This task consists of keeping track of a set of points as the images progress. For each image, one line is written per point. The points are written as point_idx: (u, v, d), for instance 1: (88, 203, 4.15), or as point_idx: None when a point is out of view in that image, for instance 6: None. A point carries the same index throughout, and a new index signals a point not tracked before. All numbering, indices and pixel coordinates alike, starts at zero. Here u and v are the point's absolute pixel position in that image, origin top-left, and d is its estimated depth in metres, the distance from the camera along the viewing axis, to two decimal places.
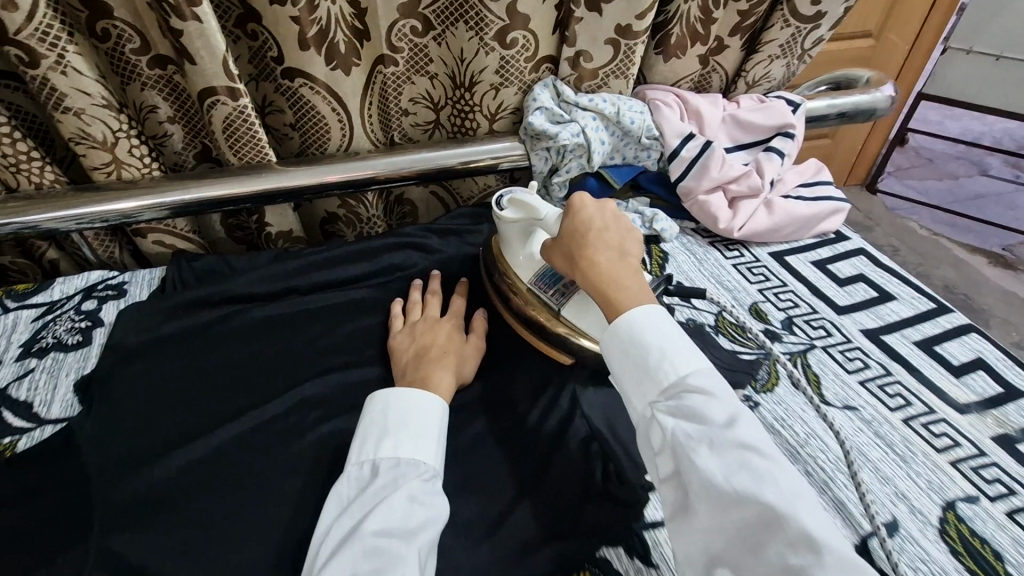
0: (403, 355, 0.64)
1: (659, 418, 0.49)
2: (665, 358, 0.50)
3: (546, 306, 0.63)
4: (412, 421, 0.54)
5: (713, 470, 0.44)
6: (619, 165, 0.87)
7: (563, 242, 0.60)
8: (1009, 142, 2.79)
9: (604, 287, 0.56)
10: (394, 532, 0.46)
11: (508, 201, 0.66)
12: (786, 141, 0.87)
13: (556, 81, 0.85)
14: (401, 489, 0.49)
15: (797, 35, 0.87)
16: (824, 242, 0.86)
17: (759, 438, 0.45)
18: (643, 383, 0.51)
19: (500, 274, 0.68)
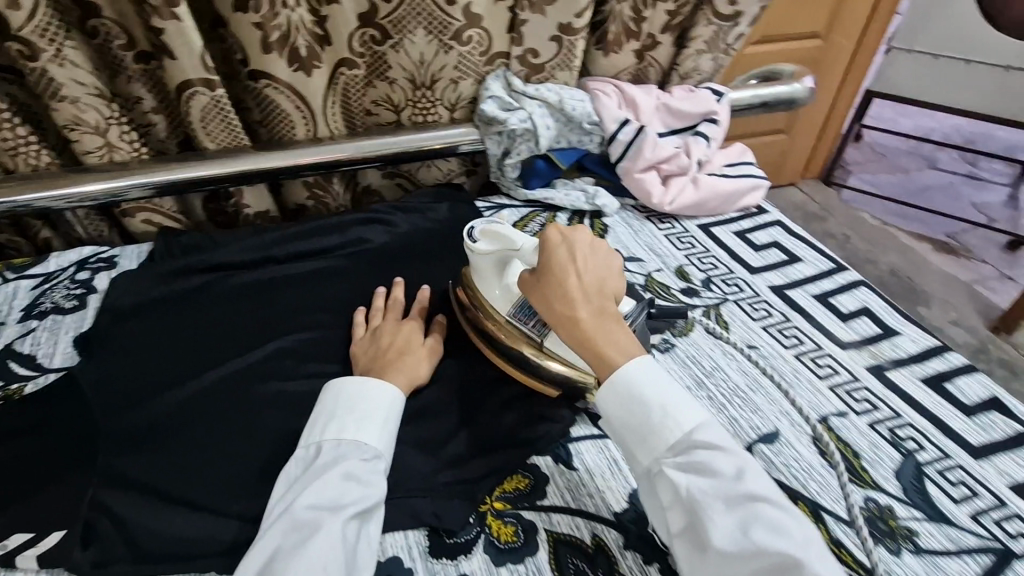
0: (363, 355, 0.66)
1: (668, 475, 0.51)
2: (667, 413, 0.52)
3: (528, 338, 0.64)
4: (362, 405, 0.57)
5: (729, 524, 0.47)
6: (564, 148, 0.98)
7: (545, 292, 0.59)
8: (957, 138, 2.97)
9: (596, 340, 0.56)
10: (325, 506, 0.50)
11: (483, 233, 0.66)
12: (711, 126, 0.98)
13: (507, 73, 0.95)
14: (338, 468, 0.53)
15: (720, 32, 1.00)
16: (746, 215, 0.98)
17: (764, 488, 0.48)
18: (648, 440, 0.53)
19: (472, 299, 0.68)
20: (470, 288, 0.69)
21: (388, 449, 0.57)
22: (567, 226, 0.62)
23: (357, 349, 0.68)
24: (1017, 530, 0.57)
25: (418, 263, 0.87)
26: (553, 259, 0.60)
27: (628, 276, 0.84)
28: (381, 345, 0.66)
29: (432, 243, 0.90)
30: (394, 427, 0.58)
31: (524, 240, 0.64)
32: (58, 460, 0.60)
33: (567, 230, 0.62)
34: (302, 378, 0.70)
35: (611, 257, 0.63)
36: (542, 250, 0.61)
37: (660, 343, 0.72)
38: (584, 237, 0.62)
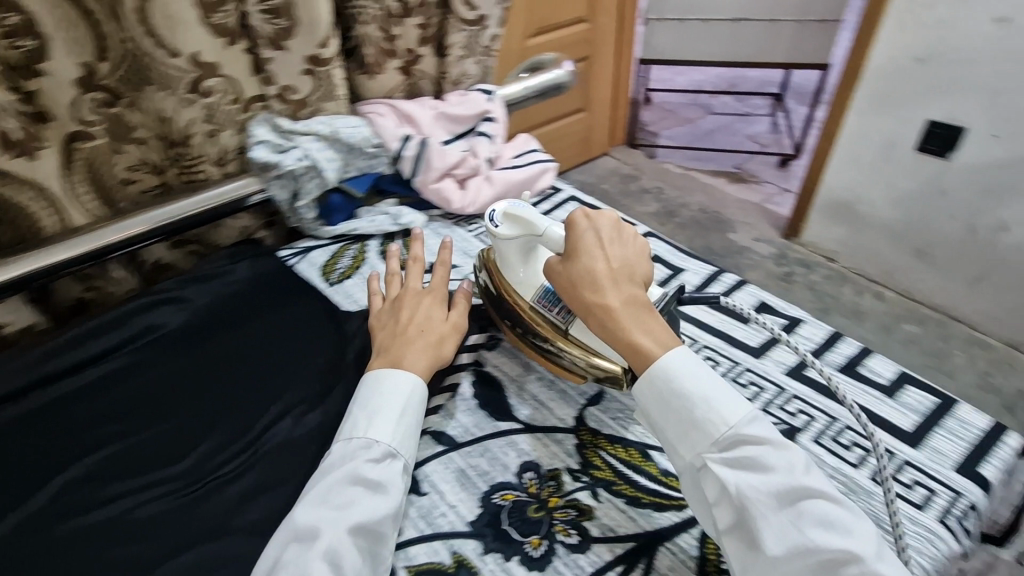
0: (383, 332, 0.68)
1: (715, 470, 0.50)
2: (712, 406, 0.51)
3: (552, 324, 0.66)
4: (380, 404, 0.58)
5: (784, 523, 0.46)
6: (355, 176, 0.97)
7: (570, 281, 0.59)
8: (723, 85, 3.45)
9: (628, 328, 0.55)
10: (331, 510, 0.51)
11: (505, 218, 0.69)
12: (490, 124, 1.04)
13: (270, 115, 0.91)
14: (345, 468, 0.54)
15: (473, 35, 1.08)
16: (545, 198, 1.04)
17: (819, 484, 0.47)
18: (690, 435, 0.52)
19: (501, 288, 0.70)
20: (497, 278, 0.71)
21: (405, 447, 0.57)
22: (594, 212, 0.63)
23: (379, 325, 0.70)
24: (798, 408, 0.64)
25: (226, 332, 0.79)
26: (581, 247, 0.60)
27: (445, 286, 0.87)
28: (401, 322, 0.68)
29: (238, 305, 0.83)
30: (412, 423, 0.59)
31: (546, 225, 0.65)
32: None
33: (595, 218, 0.62)
34: (107, 503, 0.60)
35: (640, 245, 0.62)
36: (568, 237, 0.62)
37: (487, 340, 0.75)
38: (612, 224, 0.62)
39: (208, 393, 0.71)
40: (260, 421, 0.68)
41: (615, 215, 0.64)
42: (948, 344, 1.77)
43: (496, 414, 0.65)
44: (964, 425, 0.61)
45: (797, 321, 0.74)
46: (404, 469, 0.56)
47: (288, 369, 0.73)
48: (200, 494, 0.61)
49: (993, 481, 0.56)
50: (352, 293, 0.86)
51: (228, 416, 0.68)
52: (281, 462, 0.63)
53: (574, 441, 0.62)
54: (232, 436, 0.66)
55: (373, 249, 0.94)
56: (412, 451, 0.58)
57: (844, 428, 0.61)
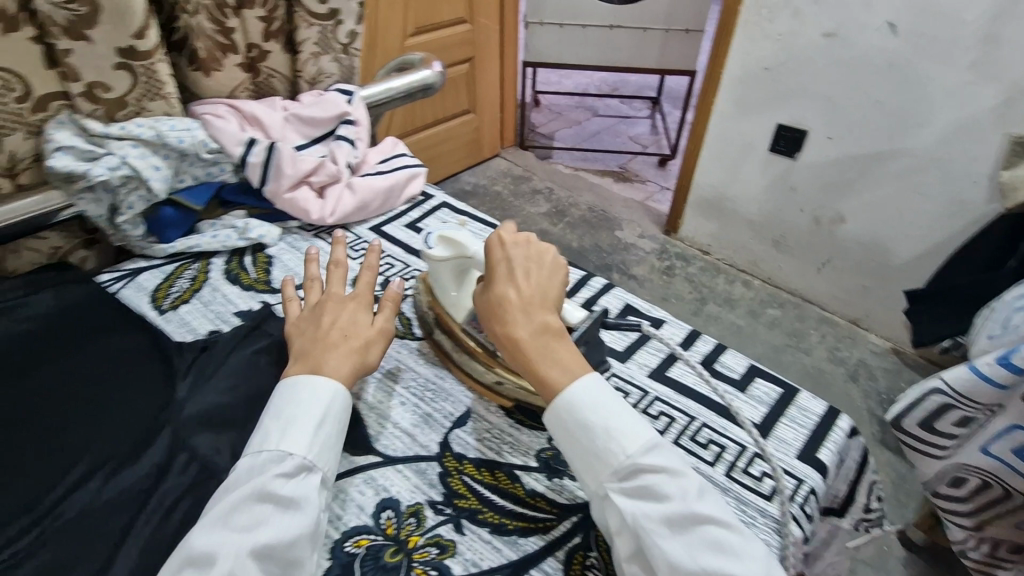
0: (301, 339, 0.61)
1: (615, 500, 0.48)
2: (614, 436, 0.50)
3: (482, 345, 0.65)
4: (295, 412, 0.53)
5: (678, 551, 0.45)
6: (191, 186, 0.85)
7: (485, 310, 0.57)
8: (607, 89, 3.60)
9: (535, 359, 0.54)
10: (237, 529, 0.46)
11: (439, 241, 0.66)
12: (349, 127, 0.95)
13: (74, 116, 0.77)
14: (252, 484, 0.49)
15: (326, 31, 0.98)
16: (414, 205, 0.99)
17: (712, 507, 0.47)
18: (594, 465, 0.50)
19: (435, 309, 0.70)
20: (433, 302, 0.70)
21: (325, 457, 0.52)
22: (512, 240, 0.61)
23: (296, 332, 0.63)
24: (660, 410, 0.64)
25: (13, 380, 0.64)
26: (495, 276, 0.59)
27: None
28: (322, 328, 0.61)
29: (32, 345, 0.68)
30: (335, 432, 0.54)
31: (478, 248, 0.64)
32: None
33: (509, 244, 0.60)
34: None
35: (558, 271, 0.60)
36: (487, 268, 0.60)
37: None
38: (528, 251, 0.60)
39: None
40: (53, 488, 0.56)
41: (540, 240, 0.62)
42: (805, 324, 1.95)
43: (349, 447, 0.59)
44: (804, 412, 0.65)
45: (659, 321, 0.75)
46: (321, 483, 0.51)
47: (99, 419, 0.62)
48: None
49: (828, 465, 0.60)
50: (189, 321, 0.76)
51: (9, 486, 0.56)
52: (82, 538, 0.52)
53: (437, 469, 0.58)
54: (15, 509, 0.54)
55: (217, 268, 0.83)
56: (332, 464, 0.53)
57: (701, 426, 0.63)
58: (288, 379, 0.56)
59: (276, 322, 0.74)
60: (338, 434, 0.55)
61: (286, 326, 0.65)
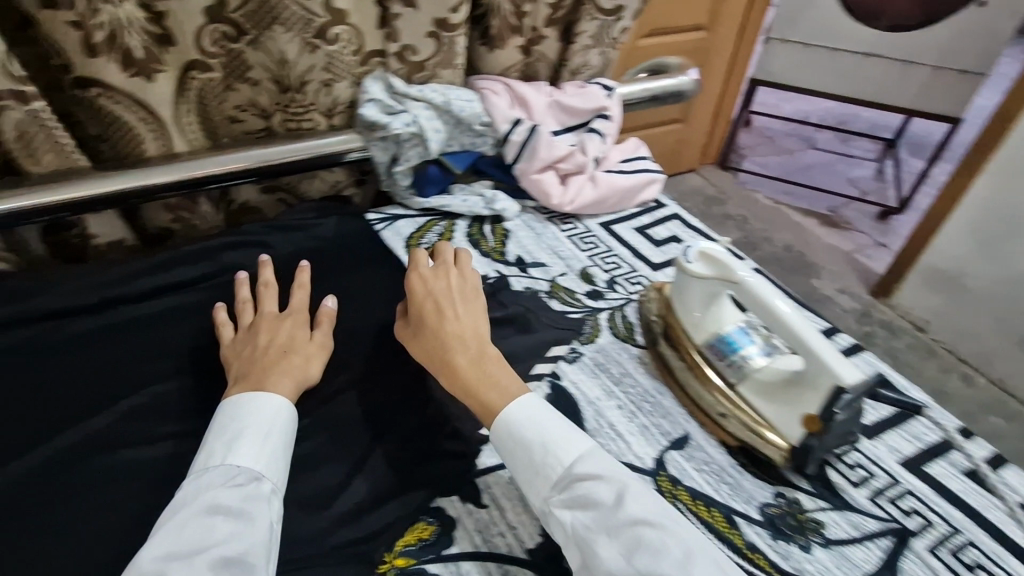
0: (238, 361, 0.62)
1: (557, 515, 0.50)
2: (547, 446, 0.53)
3: (715, 372, 0.63)
4: (244, 425, 0.54)
5: (613, 556, 0.46)
6: (456, 152, 0.92)
7: (426, 342, 0.63)
8: (832, 120, 3.22)
9: (477, 388, 0.59)
10: (191, 545, 0.45)
11: (700, 256, 0.64)
12: (604, 122, 0.97)
13: (386, 74, 0.86)
14: (206, 498, 0.48)
15: (604, 27, 0.99)
16: (645, 210, 0.97)
17: (645, 508, 0.48)
18: (534, 480, 0.53)
19: (669, 322, 0.69)
20: (669, 315, 0.69)
21: (275, 473, 0.52)
22: (430, 275, 0.68)
23: (232, 354, 0.64)
24: (912, 507, 0.56)
25: (301, 287, 0.77)
26: (422, 310, 0.65)
27: (533, 283, 0.81)
28: (258, 348, 0.63)
29: (318, 262, 0.81)
30: (284, 446, 0.54)
31: (746, 273, 0.60)
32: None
33: (430, 279, 0.67)
34: (158, 441, 0.60)
35: (478, 300, 0.67)
36: (412, 305, 0.66)
37: (567, 352, 0.70)
38: (449, 284, 0.67)
39: None
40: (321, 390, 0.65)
41: (452, 268, 0.69)
42: None
43: None
44: None
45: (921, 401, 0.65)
46: (272, 492, 0.51)
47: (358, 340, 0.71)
48: None
49: None
50: None
51: None
52: (339, 439, 0.60)
53: (650, 485, 0.56)
54: None
55: (461, 231, 0.91)
56: (281, 474, 0.53)
57: (967, 543, 0.54)
58: (229, 401, 0.57)
59: (509, 294, 0.77)
60: (291, 448, 0.56)
61: (220, 349, 0.65)
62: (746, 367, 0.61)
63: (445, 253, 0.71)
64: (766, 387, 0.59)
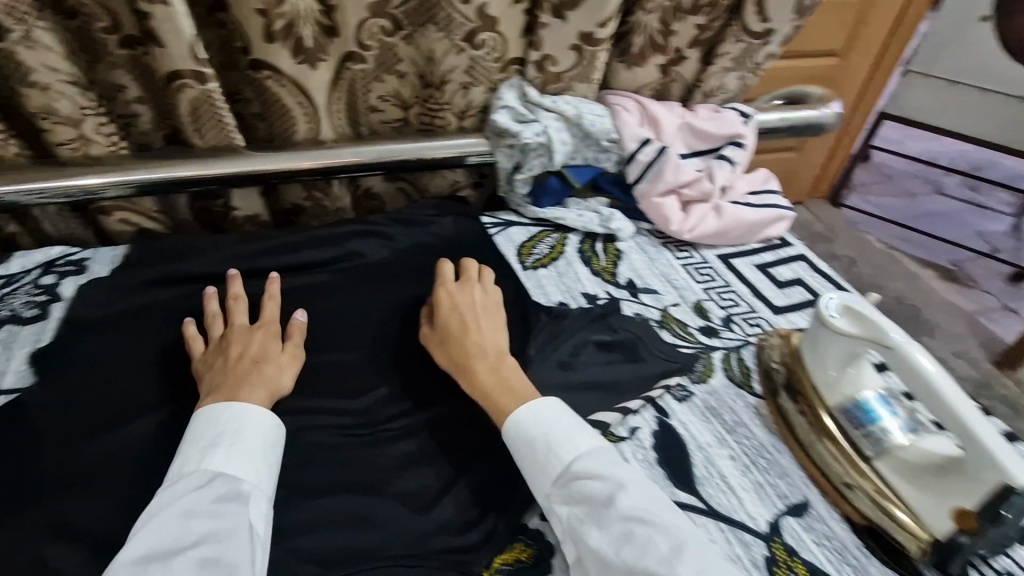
0: (211, 372, 0.61)
1: (557, 509, 0.54)
2: (553, 448, 0.56)
3: (848, 440, 0.59)
4: (224, 428, 0.54)
5: (603, 547, 0.50)
6: (579, 165, 0.90)
7: (449, 347, 0.66)
8: (966, 164, 2.92)
9: (491, 391, 0.61)
10: (168, 552, 0.46)
11: (849, 312, 0.58)
12: (736, 149, 0.92)
13: (522, 82, 0.87)
14: (182, 505, 0.49)
15: (749, 50, 0.94)
16: (769, 247, 0.92)
17: (635, 505, 0.51)
18: (536, 474, 0.56)
19: (797, 374, 0.64)
20: (797, 366, 0.65)
21: (259, 478, 0.53)
22: (456, 288, 0.71)
23: (204, 366, 0.62)
24: None
25: (417, 282, 0.78)
26: (447, 318, 0.68)
27: (643, 310, 0.78)
28: (231, 359, 0.62)
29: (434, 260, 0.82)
30: (268, 451, 0.55)
31: (906, 342, 0.53)
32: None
33: (455, 290, 0.71)
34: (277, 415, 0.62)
35: (499, 314, 0.70)
36: (438, 313, 0.69)
37: (677, 391, 0.67)
38: (474, 297, 0.71)
39: (385, 341, 0.71)
40: (430, 388, 0.66)
41: (475, 283, 0.73)
42: None
43: (675, 479, 0.58)
44: None
45: None
46: (249, 495, 0.52)
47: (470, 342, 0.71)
48: (363, 442, 0.61)
49: None
50: (544, 285, 0.82)
51: (404, 371, 0.68)
52: (443, 443, 0.62)
53: (764, 551, 0.53)
54: (404, 394, 0.66)
55: (573, 245, 0.89)
56: (262, 475, 0.53)
57: None
58: (200, 413, 0.56)
59: (620, 318, 0.75)
60: (276, 449, 0.56)
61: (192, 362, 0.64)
62: (887, 443, 0.57)
63: (470, 266, 0.75)
64: (913, 470, 0.55)
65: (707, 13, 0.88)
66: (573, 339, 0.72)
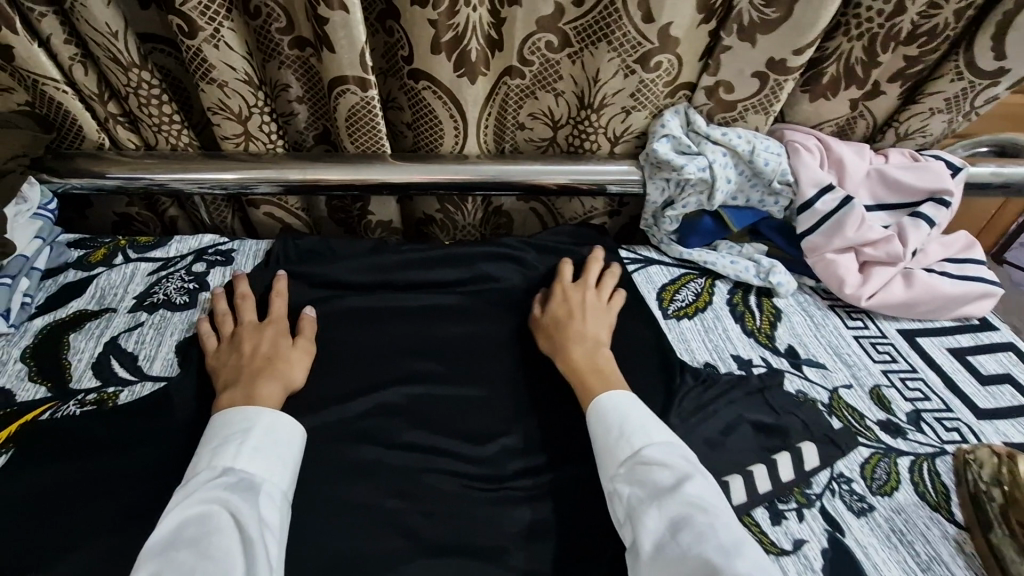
0: (225, 371, 0.61)
1: (619, 489, 0.53)
2: (627, 431, 0.56)
3: None
4: (238, 425, 0.55)
5: (662, 530, 0.49)
6: (740, 207, 0.80)
7: (552, 330, 0.67)
8: None
9: (585, 376, 0.62)
10: (182, 538, 0.46)
11: None
12: (937, 208, 0.77)
13: (689, 109, 0.78)
14: (196, 496, 0.49)
15: (969, 91, 0.78)
16: (964, 327, 0.76)
17: (701, 494, 0.50)
18: (604, 459, 0.56)
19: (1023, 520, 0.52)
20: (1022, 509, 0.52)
21: (271, 472, 0.53)
22: (570, 283, 0.72)
23: (216, 366, 0.62)
24: None
25: None
26: (555, 306, 0.69)
27: (808, 387, 0.67)
28: (244, 358, 0.62)
29: None
30: (282, 445, 0.55)
31: None
32: (117, 503, 0.53)
33: (568, 284, 0.71)
34: (400, 449, 0.59)
35: (607, 315, 0.69)
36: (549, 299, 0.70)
37: (852, 501, 0.56)
38: (584, 291, 0.71)
39: (514, 382, 0.65)
40: (557, 445, 0.61)
41: (591, 285, 0.72)
42: None
43: None
44: None
45: None
46: (264, 488, 0.51)
47: None
48: (487, 497, 0.56)
49: None
50: (688, 341, 0.72)
51: (530, 420, 0.62)
52: (569, 514, 0.56)
53: None
54: (531, 447, 0.60)
55: (722, 295, 0.78)
56: (277, 469, 0.53)
57: None
58: (218, 414, 0.57)
59: (779, 395, 0.64)
60: (294, 442, 0.56)
61: (206, 360, 0.64)
62: None
63: (590, 256, 0.76)
64: None
65: (924, 43, 0.73)
66: (725, 412, 0.62)
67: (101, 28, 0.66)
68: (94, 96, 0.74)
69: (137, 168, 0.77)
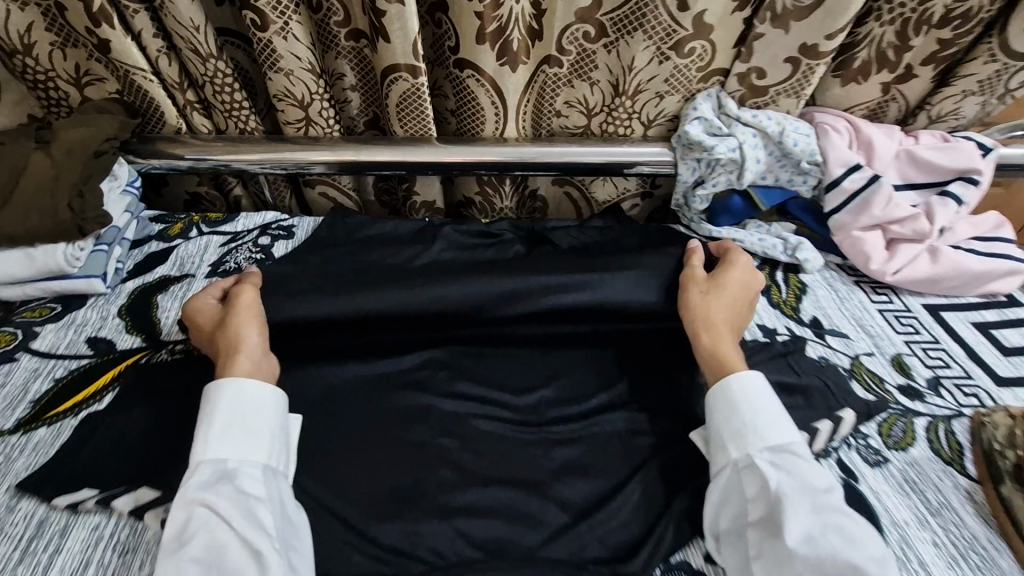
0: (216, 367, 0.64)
1: (761, 470, 0.54)
2: (777, 423, 0.56)
3: None
4: (208, 414, 0.56)
5: (813, 526, 0.50)
6: (770, 186, 0.84)
7: (720, 302, 0.66)
8: None
9: (729, 351, 0.63)
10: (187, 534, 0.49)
11: None
12: (966, 187, 0.79)
13: (721, 93, 0.82)
14: (177, 500, 0.51)
15: (1003, 73, 0.80)
16: (990, 303, 0.78)
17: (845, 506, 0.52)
18: (745, 437, 0.56)
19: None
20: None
21: (240, 449, 0.54)
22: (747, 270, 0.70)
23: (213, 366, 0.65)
24: None
25: None
26: (725, 283, 0.68)
27: (830, 354, 0.71)
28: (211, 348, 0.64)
29: None
30: (251, 420, 0.56)
31: None
32: None
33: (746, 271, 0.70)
34: (449, 397, 0.65)
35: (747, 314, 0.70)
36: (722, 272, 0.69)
37: (868, 454, 0.60)
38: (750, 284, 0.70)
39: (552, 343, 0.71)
40: (591, 398, 0.66)
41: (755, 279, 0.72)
42: None
43: None
44: None
45: None
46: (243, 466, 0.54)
47: (636, 360, 0.70)
48: (526, 439, 0.62)
49: None
50: None
51: (568, 376, 0.68)
52: (600, 455, 0.61)
53: None
54: (566, 399, 0.66)
55: None
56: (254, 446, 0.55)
57: None
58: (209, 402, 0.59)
59: (804, 358, 0.68)
60: (257, 413, 0.57)
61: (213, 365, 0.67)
62: None
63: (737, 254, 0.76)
64: None
65: (958, 26, 0.75)
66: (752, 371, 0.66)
67: (186, 23, 0.74)
68: (176, 85, 0.82)
69: (206, 149, 0.85)
